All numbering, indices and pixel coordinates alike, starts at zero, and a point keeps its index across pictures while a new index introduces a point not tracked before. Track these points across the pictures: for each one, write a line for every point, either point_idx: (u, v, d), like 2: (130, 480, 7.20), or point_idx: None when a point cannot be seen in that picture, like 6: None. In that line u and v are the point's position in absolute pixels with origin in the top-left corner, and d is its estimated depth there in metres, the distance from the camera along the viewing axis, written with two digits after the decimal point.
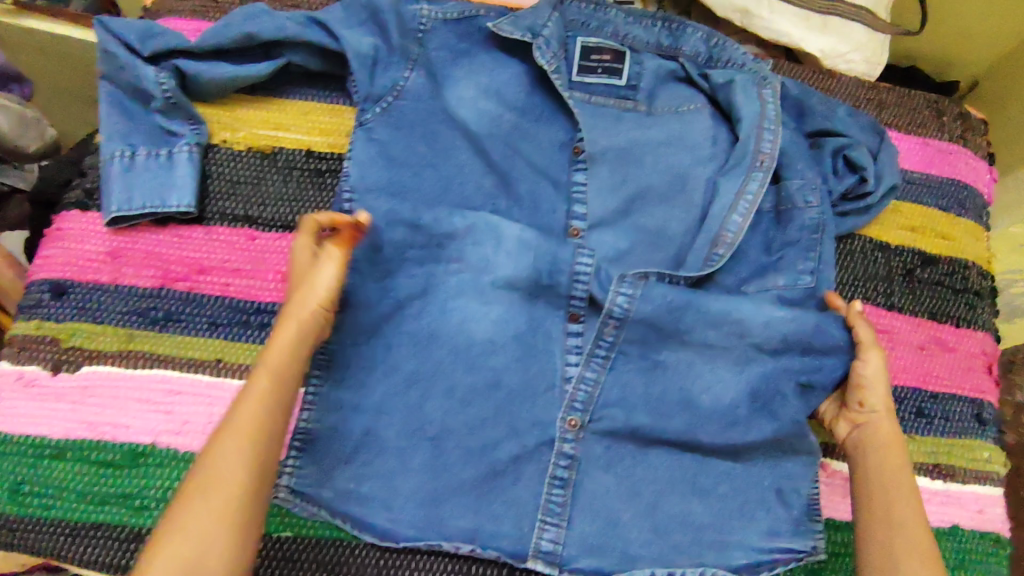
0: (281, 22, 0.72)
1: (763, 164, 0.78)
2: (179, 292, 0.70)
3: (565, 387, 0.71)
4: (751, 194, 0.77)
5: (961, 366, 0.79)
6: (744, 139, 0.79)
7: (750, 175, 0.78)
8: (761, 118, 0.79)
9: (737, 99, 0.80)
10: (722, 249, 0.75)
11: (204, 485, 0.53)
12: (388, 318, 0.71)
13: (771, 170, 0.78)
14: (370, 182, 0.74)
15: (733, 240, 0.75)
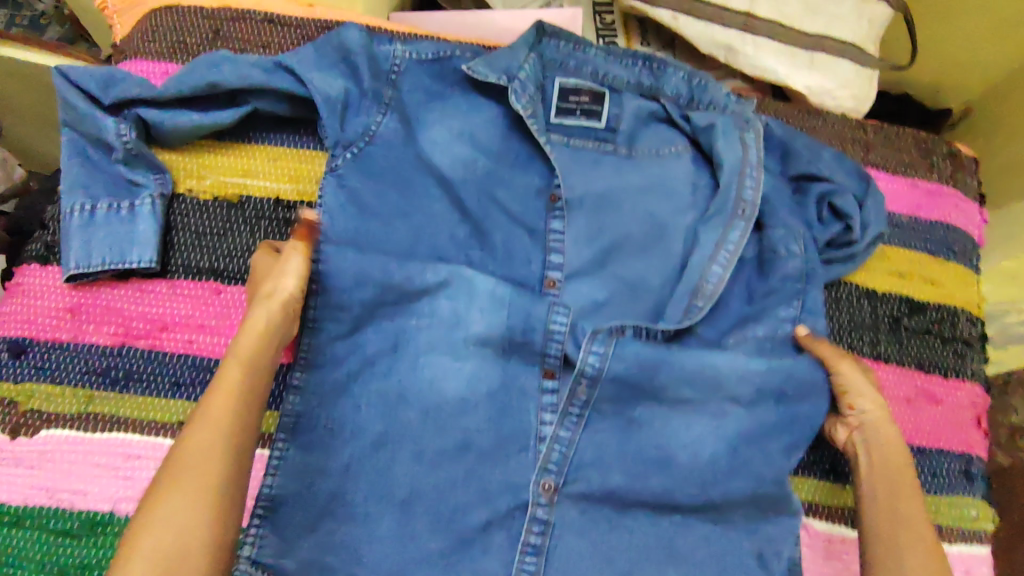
0: (246, 70, 0.71)
1: (744, 214, 0.76)
2: (141, 350, 0.68)
3: (540, 447, 0.69)
4: (732, 243, 0.75)
5: (949, 419, 0.78)
6: (724, 186, 0.77)
7: (731, 224, 0.76)
8: (743, 163, 0.77)
9: (718, 145, 0.78)
10: (702, 301, 0.74)
11: (185, 470, 0.54)
12: (356, 376, 0.69)
13: (752, 219, 0.76)
14: (340, 235, 0.72)
15: (713, 292, 0.74)
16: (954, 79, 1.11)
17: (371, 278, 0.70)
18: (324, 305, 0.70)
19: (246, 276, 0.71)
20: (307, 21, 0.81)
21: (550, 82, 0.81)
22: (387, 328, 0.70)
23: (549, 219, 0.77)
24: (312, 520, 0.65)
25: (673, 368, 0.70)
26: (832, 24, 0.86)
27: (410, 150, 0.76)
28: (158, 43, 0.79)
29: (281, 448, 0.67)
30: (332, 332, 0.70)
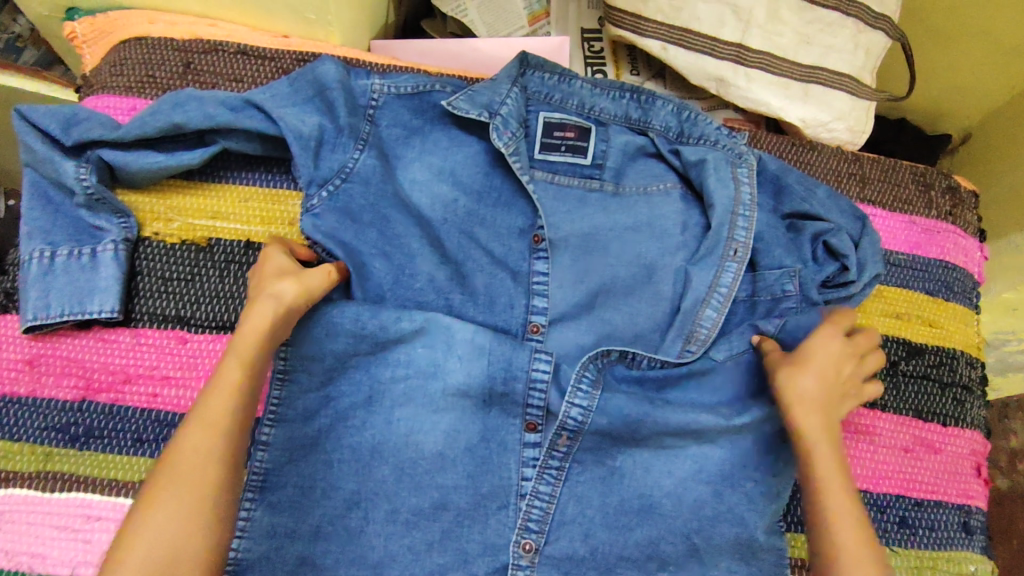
0: (211, 109, 0.68)
1: (737, 254, 0.73)
2: (103, 404, 0.65)
3: (520, 504, 0.67)
4: (726, 286, 0.73)
5: (947, 470, 0.75)
6: (716, 227, 0.74)
7: (722, 266, 0.73)
8: (735, 205, 0.74)
9: (710, 183, 0.74)
10: (695, 347, 0.72)
11: (176, 479, 0.54)
12: (328, 432, 0.67)
13: (745, 262, 0.73)
14: None
15: (707, 338, 0.72)
16: (954, 103, 1.08)
17: (343, 329, 0.68)
18: (297, 355, 0.68)
19: (213, 324, 0.68)
20: (282, 54, 0.78)
21: (534, 117, 0.77)
22: (361, 378, 0.68)
23: (532, 260, 0.74)
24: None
25: (659, 420, 0.69)
26: (826, 56, 0.83)
27: (388, 187, 0.72)
28: (125, 77, 0.77)
29: (247, 508, 0.63)
30: (303, 384, 0.68)
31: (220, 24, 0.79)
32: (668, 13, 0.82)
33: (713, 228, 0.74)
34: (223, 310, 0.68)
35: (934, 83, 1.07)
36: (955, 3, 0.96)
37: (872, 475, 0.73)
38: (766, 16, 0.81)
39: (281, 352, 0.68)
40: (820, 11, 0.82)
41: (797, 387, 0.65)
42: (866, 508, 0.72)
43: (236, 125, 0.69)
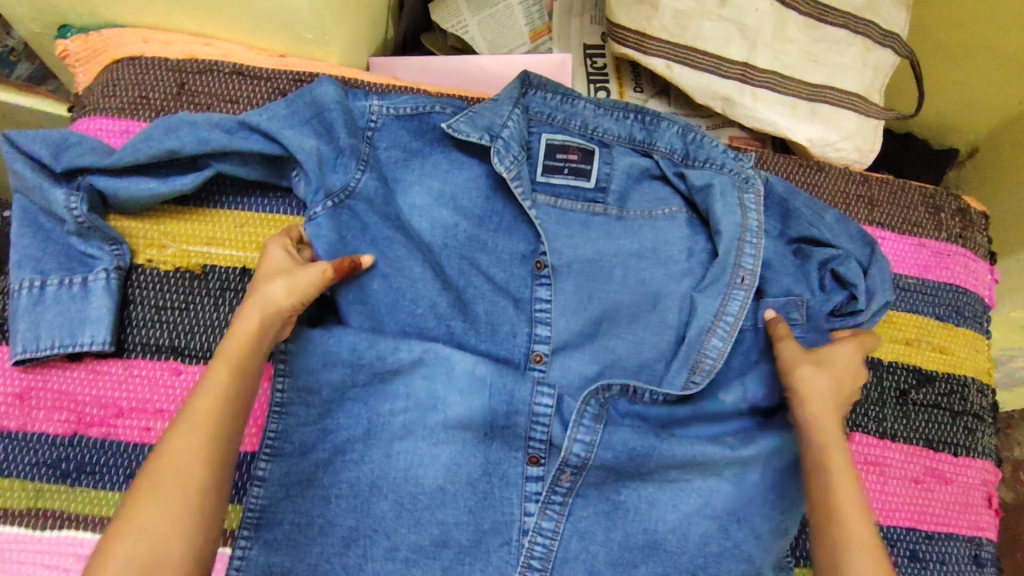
0: (206, 134, 0.66)
1: (744, 282, 0.71)
2: (94, 438, 0.63)
3: (522, 540, 0.65)
4: (732, 316, 0.71)
5: (959, 501, 0.73)
6: (724, 253, 0.72)
7: (729, 293, 0.72)
8: (742, 231, 0.72)
9: (717, 208, 0.73)
10: (700, 377, 0.71)
11: (162, 482, 0.49)
12: (326, 466, 0.65)
13: (752, 289, 0.71)
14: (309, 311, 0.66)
15: (712, 368, 0.70)
16: (961, 119, 1.06)
17: (339, 360, 0.67)
18: (294, 390, 0.67)
19: (208, 355, 0.66)
20: (279, 74, 0.77)
21: (536, 139, 0.76)
22: (358, 410, 0.66)
23: (535, 288, 0.73)
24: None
25: (664, 456, 0.67)
26: (834, 75, 0.82)
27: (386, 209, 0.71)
28: (117, 98, 0.76)
29: (243, 546, 0.62)
30: (300, 417, 0.66)
31: (216, 43, 0.78)
32: (673, 31, 0.81)
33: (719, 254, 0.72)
34: (219, 340, 0.66)
35: (944, 96, 1.05)
36: (962, 19, 0.95)
37: (883, 507, 0.71)
38: (773, 36, 0.80)
39: (278, 385, 0.66)
40: (825, 29, 0.81)
41: (812, 380, 0.63)
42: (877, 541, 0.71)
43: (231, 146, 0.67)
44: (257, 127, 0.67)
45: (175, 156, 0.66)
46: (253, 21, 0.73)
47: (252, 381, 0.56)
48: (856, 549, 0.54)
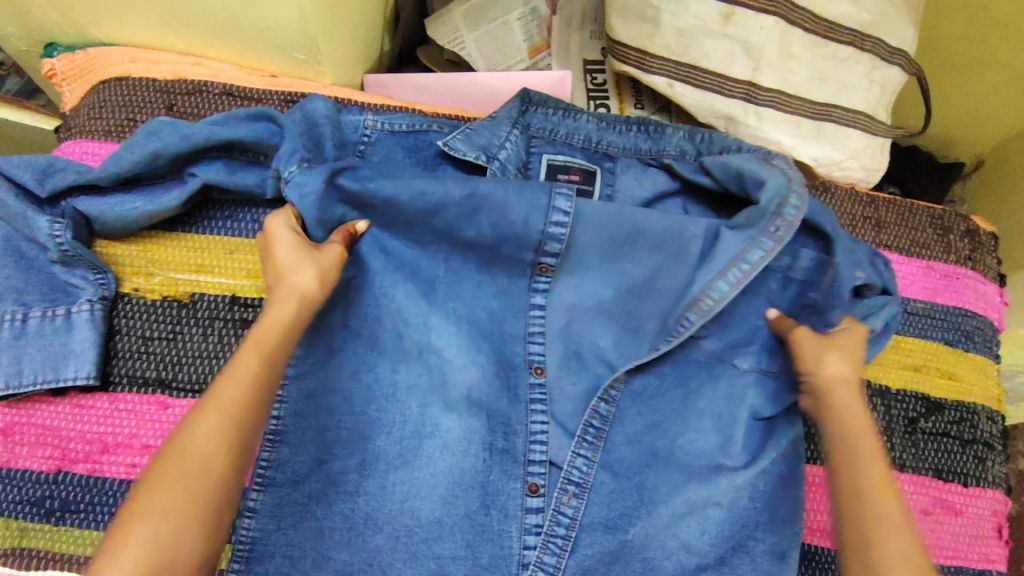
0: (190, 132, 0.63)
1: (776, 232, 0.63)
2: (80, 475, 0.61)
3: (522, 574, 0.64)
4: (750, 262, 0.63)
5: (968, 534, 0.72)
6: (762, 202, 0.65)
7: (756, 240, 0.63)
8: (786, 181, 0.65)
9: (752, 171, 0.67)
10: (694, 316, 0.65)
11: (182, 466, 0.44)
12: (319, 497, 0.61)
13: (785, 242, 0.63)
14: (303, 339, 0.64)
15: (710, 308, 0.64)
16: (966, 133, 1.04)
17: (338, 385, 0.65)
18: (291, 417, 0.62)
19: (196, 387, 0.64)
20: (270, 94, 0.75)
21: (536, 159, 0.75)
22: (353, 441, 0.64)
23: (532, 283, 0.68)
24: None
25: (666, 483, 0.66)
26: (841, 92, 0.79)
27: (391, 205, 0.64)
28: (104, 119, 0.74)
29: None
30: (294, 444, 0.62)
31: (206, 62, 0.76)
32: (675, 49, 0.79)
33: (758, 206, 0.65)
34: (206, 372, 0.64)
35: (949, 110, 1.03)
36: (967, 32, 0.93)
37: None
38: (778, 53, 0.77)
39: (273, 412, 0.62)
40: (833, 46, 0.78)
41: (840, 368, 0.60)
42: None
43: (220, 142, 0.64)
44: (241, 119, 0.65)
45: (157, 160, 0.63)
46: (244, 40, 0.71)
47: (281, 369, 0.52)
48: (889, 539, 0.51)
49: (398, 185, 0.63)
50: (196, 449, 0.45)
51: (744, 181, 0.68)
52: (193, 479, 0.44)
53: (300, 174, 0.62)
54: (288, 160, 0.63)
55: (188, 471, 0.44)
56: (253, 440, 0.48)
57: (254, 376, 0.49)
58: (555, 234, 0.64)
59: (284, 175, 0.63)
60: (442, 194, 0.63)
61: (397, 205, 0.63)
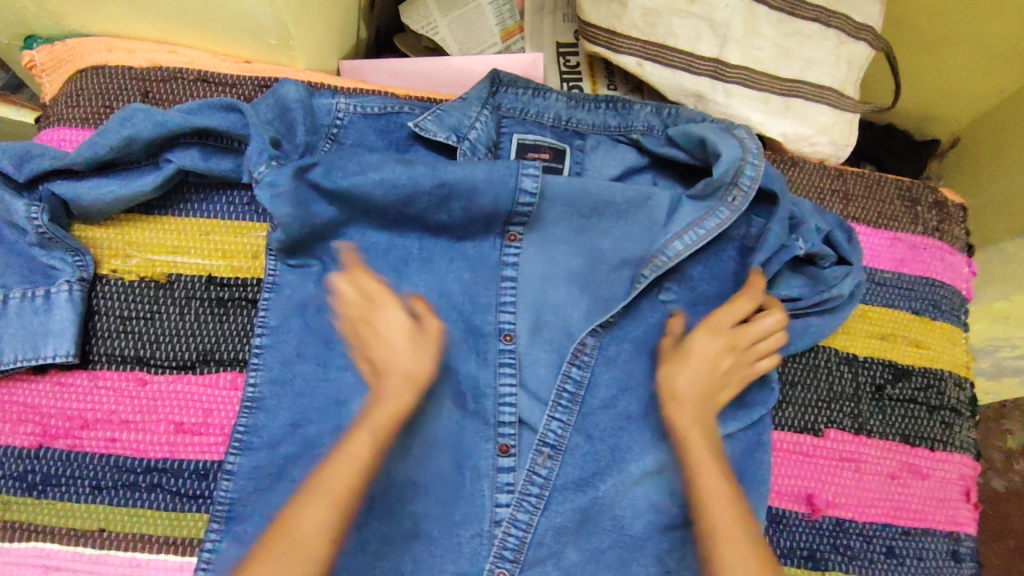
0: (162, 117, 0.65)
1: (733, 203, 0.69)
2: (61, 450, 0.63)
3: (495, 531, 0.65)
4: (707, 228, 0.68)
5: (936, 496, 0.73)
6: (718, 173, 0.68)
7: (714, 209, 0.69)
8: (742, 154, 0.69)
9: (712, 143, 0.69)
10: (648, 271, 0.69)
11: (292, 547, 0.53)
12: (294, 460, 0.63)
13: (739, 210, 0.69)
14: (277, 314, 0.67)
15: (664, 264, 0.68)
16: (942, 108, 1.05)
17: (314, 353, 0.66)
18: (267, 383, 0.65)
19: (174, 364, 0.66)
20: (244, 80, 0.77)
21: (507, 139, 0.76)
22: (326, 409, 0.65)
23: (503, 254, 0.70)
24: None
25: (636, 442, 0.67)
26: (808, 69, 0.81)
27: (359, 191, 0.65)
28: (81, 108, 0.75)
29: (213, 539, 0.61)
30: (271, 409, 0.64)
31: (182, 50, 0.77)
32: (643, 29, 0.80)
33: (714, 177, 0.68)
34: (184, 350, 0.66)
35: (926, 85, 1.03)
36: (937, 8, 0.93)
37: (858, 503, 0.71)
38: (744, 31, 0.79)
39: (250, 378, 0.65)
40: (800, 23, 0.79)
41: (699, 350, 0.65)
42: (853, 537, 0.70)
43: (193, 129, 0.65)
44: (222, 109, 0.66)
45: (131, 145, 0.65)
46: (217, 27, 0.73)
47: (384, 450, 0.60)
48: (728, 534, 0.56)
49: (369, 174, 0.65)
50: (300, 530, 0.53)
51: (706, 150, 0.71)
52: (301, 558, 0.53)
53: (270, 174, 0.63)
54: (257, 161, 0.64)
55: (292, 554, 0.52)
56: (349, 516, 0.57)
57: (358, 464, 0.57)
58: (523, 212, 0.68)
59: (255, 175, 0.64)
60: (414, 184, 0.66)
61: (369, 184, 0.65)
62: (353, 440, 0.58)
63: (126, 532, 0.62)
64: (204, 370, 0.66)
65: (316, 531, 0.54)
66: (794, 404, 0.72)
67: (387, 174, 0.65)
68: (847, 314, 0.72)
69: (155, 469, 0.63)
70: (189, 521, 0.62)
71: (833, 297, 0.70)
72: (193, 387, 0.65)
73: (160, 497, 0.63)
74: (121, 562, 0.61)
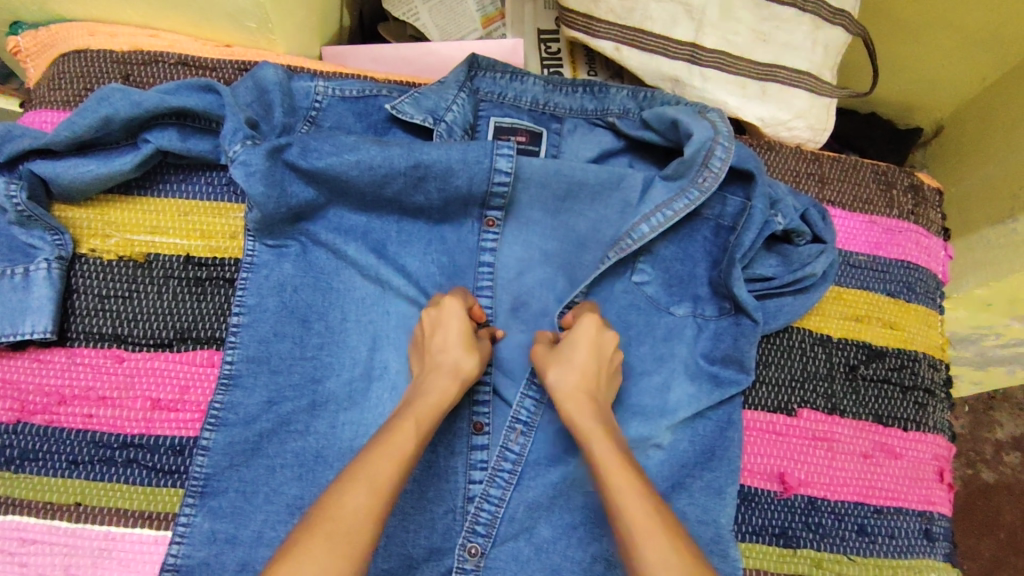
0: (138, 96, 0.65)
1: (703, 183, 0.69)
2: (38, 425, 0.64)
3: (468, 507, 0.66)
4: (675, 209, 0.68)
5: (908, 476, 0.73)
6: (689, 154, 0.68)
7: (685, 190, 0.69)
8: (713, 135, 0.69)
9: (684, 124, 0.69)
10: (614, 253, 0.68)
11: (331, 523, 0.48)
12: (270, 436, 0.64)
13: (710, 191, 0.69)
14: (255, 293, 0.67)
15: (630, 246, 0.68)
16: (929, 94, 1.05)
17: (290, 332, 0.67)
18: (243, 361, 0.65)
19: (151, 342, 0.67)
20: (224, 63, 0.78)
21: (484, 122, 0.77)
22: (303, 385, 0.66)
23: (480, 238, 0.71)
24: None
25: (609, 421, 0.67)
26: (783, 54, 0.81)
27: (335, 172, 0.66)
28: (63, 90, 0.76)
29: (187, 514, 0.61)
30: (246, 388, 0.65)
31: (163, 35, 0.78)
32: (620, 14, 0.80)
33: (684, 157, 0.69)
34: (161, 328, 0.67)
35: (909, 71, 1.02)
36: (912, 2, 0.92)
37: (830, 482, 0.71)
38: (720, 14, 0.79)
39: (227, 357, 0.65)
40: (775, 7, 0.79)
41: (580, 330, 0.64)
42: (824, 515, 0.70)
43: (170, 109, 0.66)
44: (202, 89, 0.68)
45: (108, 124, 0.66)
46: (196, 11, 0.73)
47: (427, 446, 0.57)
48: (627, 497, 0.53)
49: (344, 155, 0.65)
50: (344, 510, 0.49)
51: (678, 131, 0.72)
52: (343, 538, 0.48)
53: (243, 153, 0.63)
54: (233, 140, 0.64)
55: (332, 532, 0.48)
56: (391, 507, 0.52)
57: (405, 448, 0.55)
58: (498, 192, 0.68)
59: (229, 154, 0.64)
60: (388, 164, 0.66)
61: (344, 164, 0.65)
62: (399, 428, 0.56)
63: (102, 506, 0.62)
64: (181, 348, 0.67)
65: (361, 514, 0.50)
66: (767, 384, 0.73)
67: (363, 154, 0.65)
68: (822, 295, 0.72)
69: (131, 445, 0.64)
70: (164, 496, 0.63)
71: (808, 275, 0.71)
72: (170, 364, 0.66)
73: (136, 471, 0.63)
74: (97, 535, 0.61)
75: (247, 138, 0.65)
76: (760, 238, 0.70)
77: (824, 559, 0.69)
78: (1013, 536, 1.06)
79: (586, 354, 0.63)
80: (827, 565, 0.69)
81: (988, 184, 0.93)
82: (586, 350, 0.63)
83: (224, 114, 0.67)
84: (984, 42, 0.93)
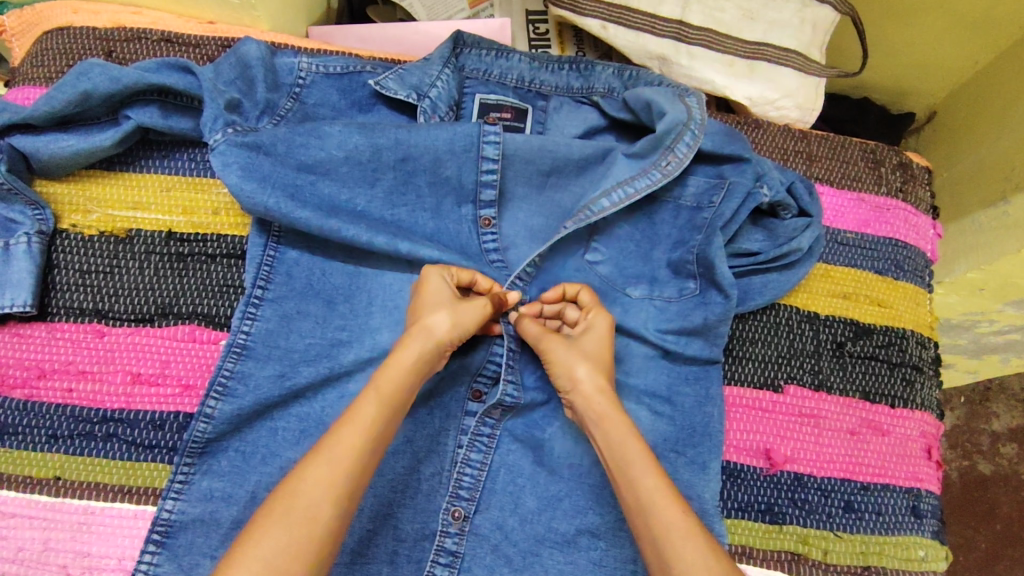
0: (118, 72, 0.65)
1: (665, 168, 0.69)
2: (18, 400, 0.64)
3: (452, 471, 0.65)
4: (636, 187, 0.68)
5: (895, 453, 0.73)
6: (661, 130, 0.69)
7: (647, 171, 0.69)
8: (685, 120, 0.70)
9: (659, 104, 0.70)
10: (574, 223, 0.67)
11: (295, 503, 0.49)
12: (276, 402, 0.63)
13: (671, 177, 0.69)
14: (257, 261, 0.66)
15: (589, 217, 0.67)
16: (916, 83, 1.01)
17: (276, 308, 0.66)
18: (262, 334, 0.64)
19: (131, 317, 0.66)
20: (207, 40, 0.77)
21: (469, 99, 0.76)
22: (319, 358, 0.65)
23: (482, 242, 0.70)
24: (203, 565, 0.58)
25: None
26: (771, 31, 0.79)
27: (322, 166, 0.65)
28: (46, 67, 0.75)
29: (185, 472, 0.60)
30: (254, 355, 0.63)
31: (147, 13, 0.78)
32: None
33: (656, 134, 0.69)
34: (142, 303, 0.67)
35: (901, 60, 0.98)
36: None
37: (817, 458, 0.71)
38: None
39: (243, 327, 0.64)
40: None
41: (594, 319, 0.65)
42: (810, 492, 0.70)
43: (151, 85, 0.66)
44: (180, 70, 0.67)
45: (89, 99, 0.65)
46: None
47: (395, 422, 0.56)
48: (642, 483, 0.54)
49: (327, 133, 0.65)
50: (305, 489, 0.49)
51: (650, 114, 0.72)
52: (302, 516, 0.48)
53: (224, 142, 0.63)
54: (213, 128, 0.63)
55: (290, 511, 0.48)
56: (359, 487, 0.52)
57: (370, 422, 0.54)
58: (488, 180, 0.68)
59: (211, 143, 0.63)
60: (373, 142, 0.66)
61: (328, 143, 0.65)
62: (360, 402, 0.55)
63: (82, 480, 0.62)
64: (162, 323, 0.66)
65: (325, 493, 0.49)
66: (751, 361, 0.73)
67: (351, 144, 0.65)
68: (808, 270, 0.73)
69: (111, 420, 0.64)
70: (146, 471, 0.63)
71: (794, 250, 0.72)
72: (151, 339, 0.66)
73: (116, 446, 0.63)
74: (76, 510, 0.61)
75: (234, 126, 0.64)
76: (739, 215, 0.71)
77: (810, 535, 0.69)
78: (1010, 528, 1.04)
79: (603, 337, 0.64)
80: (813, 541, 0.69)
81: (980, 167, 0.88)
82: (604, 335, 0.64)
83: (202, 96, 0.66)
84: (979, 31, 0.89)
